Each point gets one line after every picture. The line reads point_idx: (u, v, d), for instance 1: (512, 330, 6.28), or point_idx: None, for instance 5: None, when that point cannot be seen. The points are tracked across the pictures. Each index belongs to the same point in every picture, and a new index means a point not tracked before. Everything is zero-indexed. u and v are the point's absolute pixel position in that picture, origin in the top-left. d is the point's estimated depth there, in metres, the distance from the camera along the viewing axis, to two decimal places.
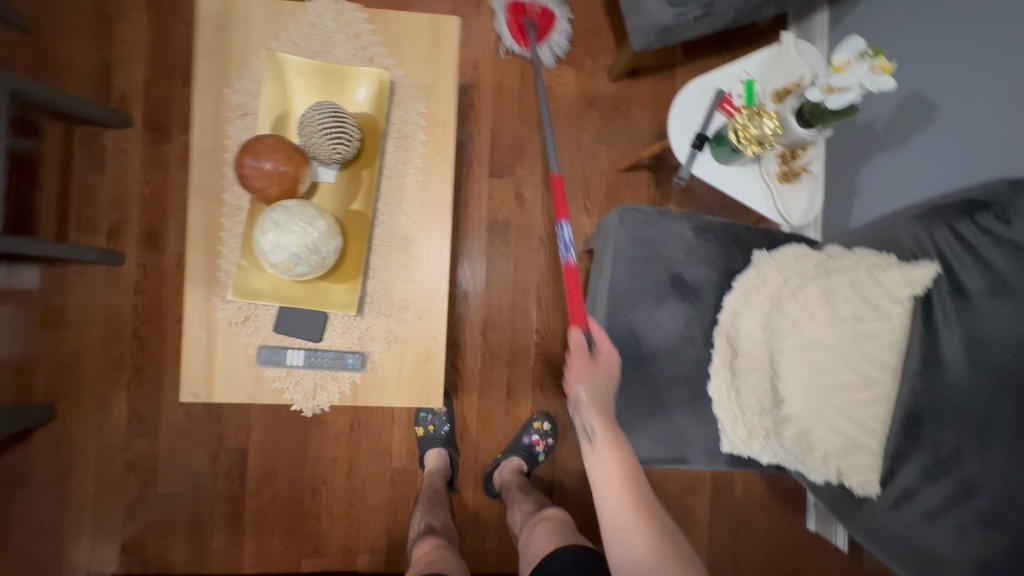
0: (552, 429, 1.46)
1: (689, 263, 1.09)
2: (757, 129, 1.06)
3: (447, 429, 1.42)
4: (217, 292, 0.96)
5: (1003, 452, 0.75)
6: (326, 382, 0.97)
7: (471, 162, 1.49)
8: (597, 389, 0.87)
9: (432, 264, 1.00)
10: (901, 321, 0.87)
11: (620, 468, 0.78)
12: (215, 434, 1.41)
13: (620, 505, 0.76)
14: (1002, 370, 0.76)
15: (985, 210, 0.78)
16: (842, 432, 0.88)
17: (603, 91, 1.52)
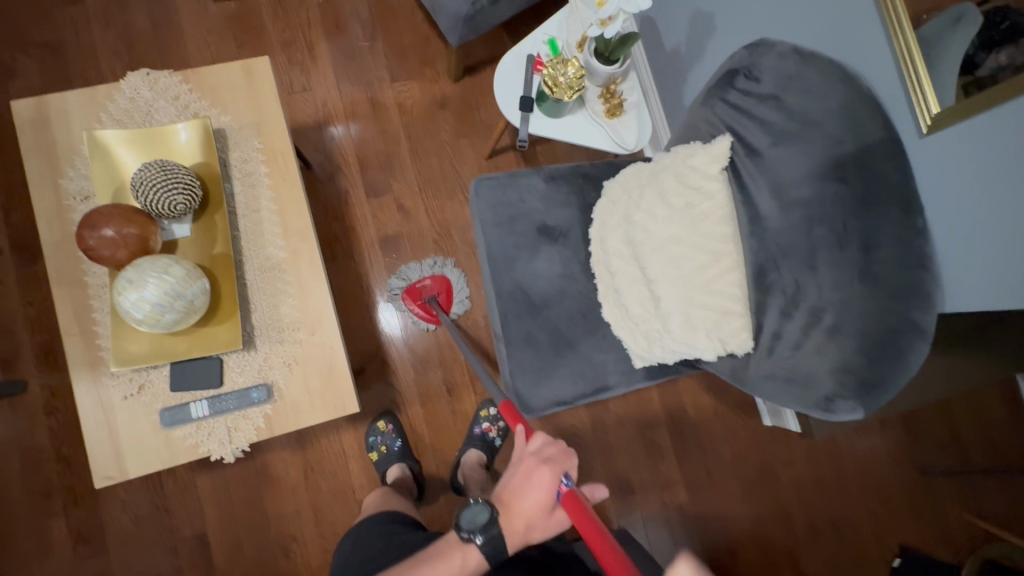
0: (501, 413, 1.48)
1: (550, 209, 1.17)
2: (564, 76, 1.16)
3: (400, 444, 1.42)
4: (103, 372, 0.96)
5: (829, 269, 0.84)
6: (238, 423, 0.99)
7: (346, 190, 1.57)
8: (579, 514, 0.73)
9: (310, 282, 1.04)
10: (723, 194, 0.97)
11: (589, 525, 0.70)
12: (169, 527, 1.39)
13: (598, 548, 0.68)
14: (806, 202, 0.86)
15: (738, 76, 0.90)
16: (712, 305, 0.98)
17: (450, 92, 1.63)
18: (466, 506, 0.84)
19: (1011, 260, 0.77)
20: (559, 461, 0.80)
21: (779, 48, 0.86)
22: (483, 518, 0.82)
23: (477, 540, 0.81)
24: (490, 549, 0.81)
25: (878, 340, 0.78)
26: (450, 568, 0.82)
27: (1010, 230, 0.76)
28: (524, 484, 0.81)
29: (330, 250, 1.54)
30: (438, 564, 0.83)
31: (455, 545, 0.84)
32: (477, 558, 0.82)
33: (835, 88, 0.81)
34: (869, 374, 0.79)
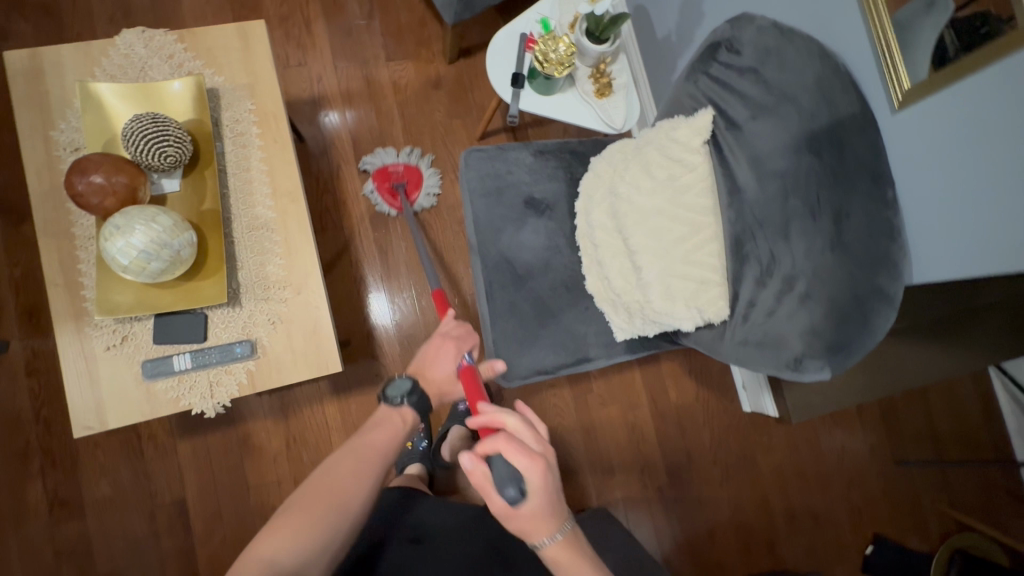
0: None
1: (538, 183, 1.19)
2: (555, 53, 1.18)
3: (424, 444, 1.42)
4: (87, 322, 0.97)
5: (802, 239, 0.86)
6: (220, 378, 0.99)
7: (338, 165, 1.58)
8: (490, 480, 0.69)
9: (297, 242, 1.05)
10: (705, 167, 1.00)
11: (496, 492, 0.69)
12: (148, 493, 1.39)
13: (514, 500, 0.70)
14: (782, 174, 0.88)
15: (720, 50, 0.93)
16: (691, 276, 1.01)
17: (445, 73, 1.65)
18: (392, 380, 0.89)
19: (973, 230, 0.80)
20: (465, 338, 0.95)
21: (759, 22, 0.89)
22: (409, 381, 0.88)
23: (405, 403, 0.86)
24: (419, 405, 0.87)
25: (844, 306, 0.81)
26: (393, 426, 0.84)
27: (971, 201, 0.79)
28: (439, 358, 0.93)
29: (320, 223, 1.55)
30: (380, 427, 0.84)
31: (390, 411, 0.86)
32: (413, 414, 0.87)
33: (809, 65, 0.84)
34: (835, 337, 0.82)
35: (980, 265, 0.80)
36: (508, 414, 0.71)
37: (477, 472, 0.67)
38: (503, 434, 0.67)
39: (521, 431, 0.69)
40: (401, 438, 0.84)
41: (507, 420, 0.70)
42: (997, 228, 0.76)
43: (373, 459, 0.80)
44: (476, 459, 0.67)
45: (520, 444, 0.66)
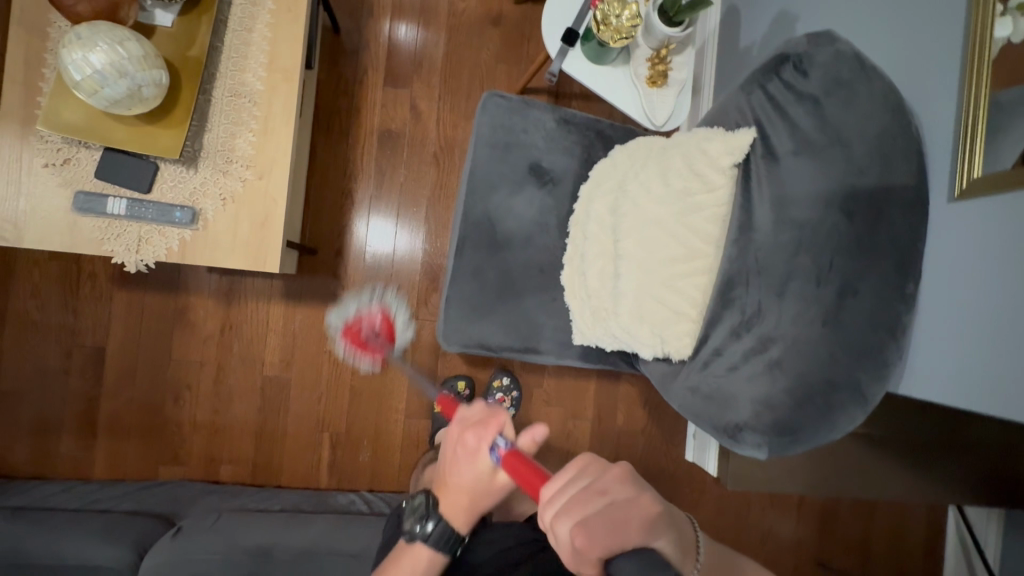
0: (513, 384, 1.48)
1: (550, 152, 1.09)
2: (616, 18, 1.05)
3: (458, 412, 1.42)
4: (32, 132, 0.90)
5: (796, 302, 0.77)
6: (151, 237, 0.93)
7: (366, 70, 1.48)
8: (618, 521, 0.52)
9: (275, 125, 0.97)
10: (725, 191, 0.88)
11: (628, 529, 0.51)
12: (72, 329, 1.36)
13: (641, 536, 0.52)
14: (802, 226, 0.78)
15: (786, 64, 0.80)
16: (667, 302, 0.91)
17: (508, 12, 1.52)
18: (409, 501, 0.81)
19: (971, 357, 0.72)
20: (484, 425, 0.69)
21: (839, 44, 0.75)
22: (423, 507, 0.78)
23: (426, 527, 0.77)
24: (439, 539, 0.77)
25: (811, 388, 0.73)
26: (411, 569, 0.77)
27: (982, 326, 0.70)
28: (460, 459, 0.72)
29: (327, 123, 1.46)
30: (396, 569, 0.77)
31: (406, 548, 0.77)
32: (432, 551, 0.77)
33: (880, 114, 0.72)
34: (789, 418, 0.74)
35: (962, 395, 0.73)
36: (551, 492, 0.55)
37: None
38: (569, 519, 0.51)
39: (579, 496, 0.53)
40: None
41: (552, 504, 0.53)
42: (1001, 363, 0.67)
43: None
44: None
45: (599, 519, 0.51)
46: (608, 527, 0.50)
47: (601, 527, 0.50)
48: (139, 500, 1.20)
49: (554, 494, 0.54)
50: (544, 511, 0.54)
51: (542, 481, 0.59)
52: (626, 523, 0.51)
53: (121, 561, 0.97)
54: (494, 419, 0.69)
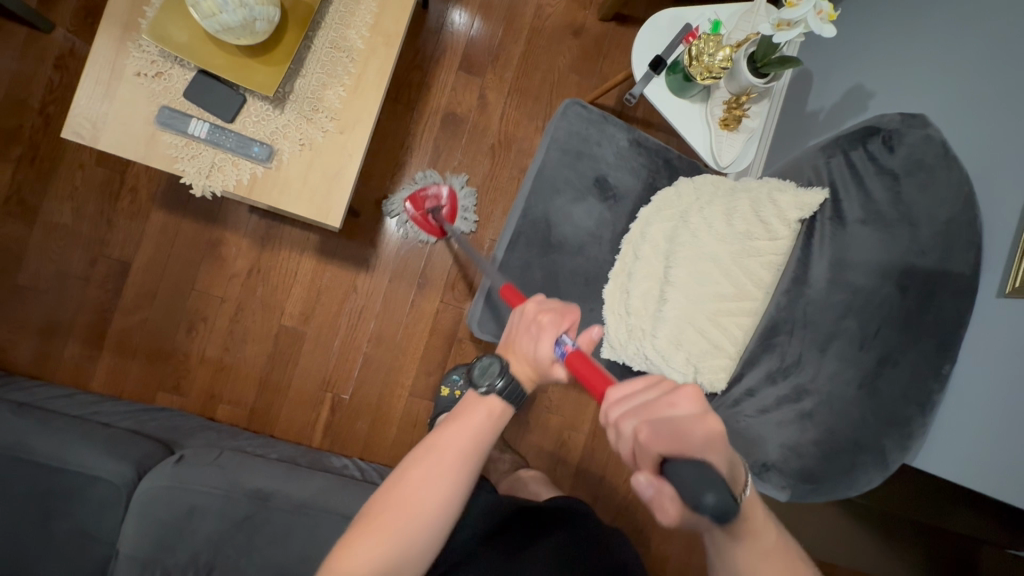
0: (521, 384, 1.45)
1: (618, 169, 1.11)
2: (710, 57, 1.09)
3: None
4: (133, 39, 0.91)
5: (836, 361, 0.80)
6: (224, 165, 0.94)
7: (443, 51, 1.50)
8: (670, 430, 0.57)
9: (366, 84, 0.98)
10: (786, 242, 0.93)
11: (678, 435, 0.56)
12: (101, 238, 1.35)
13: (702, 443, 0.56)
14: (856, 291, 0.82)
15: (875, 136, 0.83)
16: (707, 335, 0.96)
17: (590, 26, 1.56)
18: (476, 360, 0.73)
19: (992, 446, 0.76)
20: (559, 316, 0.70)
21: (931, 130, 0.78)
22: (498, 366, 0.71)
23: (498, 384, 0.70)
24: (510, 394, 0.70)
25: (838, 446, 0.76)
26: (477, 422, 0.70)
27: (1006, 418, 0.75)
28: (526, 335, 0.72)
29: (396, 93, 1.48)
30: (465, 418, 0.70)
31: (478, 399, 0.72)
32: (501, 403, 0.71)
33: (956, 201, 0.75)
34: (813, 468, 0.77)
35: (972, 479, 0.78)
36: (619, 393, 0.62)
37: (665, 494, 0.56)
38: (634, 418, 0.59)
39: (645, 402, 0.60)
40: (488, 433, 0.70)
41: (614, 409, 0.61)
42: (1019, 457, 0.73)
43: (465, 453, 0.68)
44: (655, 479, 0.56)
45: (660, 425, 0.57)
46: (669, 436, 0.57)
47: (662, 432, 0.57)
48: (139, 420, 1.18)
49: (620, 398, 0.61)
50: (611, 409, 0.62)
51: (605, 384, 0.66)
52: (689, 431, 0.56)
53: (119, 476, 0.96)
54: (570, 313, 0.70)
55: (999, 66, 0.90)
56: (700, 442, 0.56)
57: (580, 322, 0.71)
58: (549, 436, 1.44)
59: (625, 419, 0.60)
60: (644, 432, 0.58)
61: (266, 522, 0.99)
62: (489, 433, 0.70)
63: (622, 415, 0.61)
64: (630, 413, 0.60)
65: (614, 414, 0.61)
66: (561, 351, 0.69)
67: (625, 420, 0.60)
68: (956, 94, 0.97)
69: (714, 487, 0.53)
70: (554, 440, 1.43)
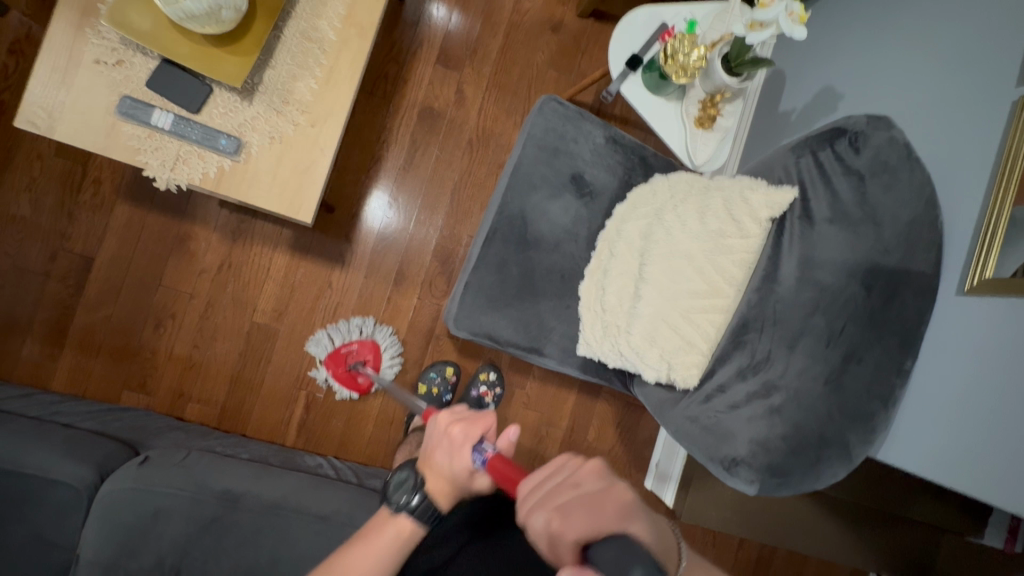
0: (499, 381, 1.46)
1: (594, 166, 1.11)
2: (684, 56, 1.10)
3: (447, 398, 1.41)
4: (92, 25, 0.87)
5: (804, 358, 0.82)
6: (190, 158, 0.91)
7: (421, 43, 1.48)
8: (583, 507, 0.55)
9: (337, 77, 0.96)
10: (757, 241, 0.93)
11: (593, 508, 0.54)
12: (61, 232, 1.29)
13: (620, 513, 0.54)
14: (823, 289, 0.84)
15: (842, 136, 0.84)
16: (681, 332, 0.96)
17: (568, 22, 1.55)
18: (392, 475, 0.81)
19: (951, 436, 0.79)
20: (473, 422, 0.73)
21: (894, 132, 0.81)
22: (410, 483, 0.78)
23: (411, 502, 0.77)
24: (421, 515, 0.76)
25: (805, 439, 0.79)
26: (381, 543, 0.76)
27: (963, 410, 0.78)
28: (441, 451, 0.75)
29: (372, 86, 1.45)
30: (370, 542, 0.76)
31: (387, 518, 0.78)
32: (413, 525, 0.77)
33: (915, 203, 0.79)
34: (781, 462, 0.79)
35: (931, 469, 0.81)
36: (531, 480, 0.62)
37: None
38: (543, 509, 0.57)
39: (554, 486, 0.60)
40: (394, 554, 0.77)
41: (526, 503, 0.60)
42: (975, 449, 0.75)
43: (383, 566, 0.75)
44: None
45: (569, 508, 0.56)
46: (587, 511, 0.54)
47: (568, 509, 0.55)
48: (103, 420, 1.14)
49: (531, 491, 0.61)
50: (523, 502, 0.60)
51: (522, 475, 0.67)
52: (598, 504, 0.55)
53: (80, 479, 0.92)
54: (482, 419, 0.73)
55: (960, 70, 0.93)
56: (610, 507, 0.55)
57: (496, 427, 0.75)
58: None
59: (534, 507, 0.58)
60: (564, 521, 0.54)
61: (236, 524, 0.97)
62: (395, 552, 0.77)
63: (530, 506, 0.59)
64: (540, 498, 0.59)
65: (524, 503, 0.60)
66: (476, 463, 0.71)
67: (535, 513, 0.58)
68: (920, 96, 0.99)
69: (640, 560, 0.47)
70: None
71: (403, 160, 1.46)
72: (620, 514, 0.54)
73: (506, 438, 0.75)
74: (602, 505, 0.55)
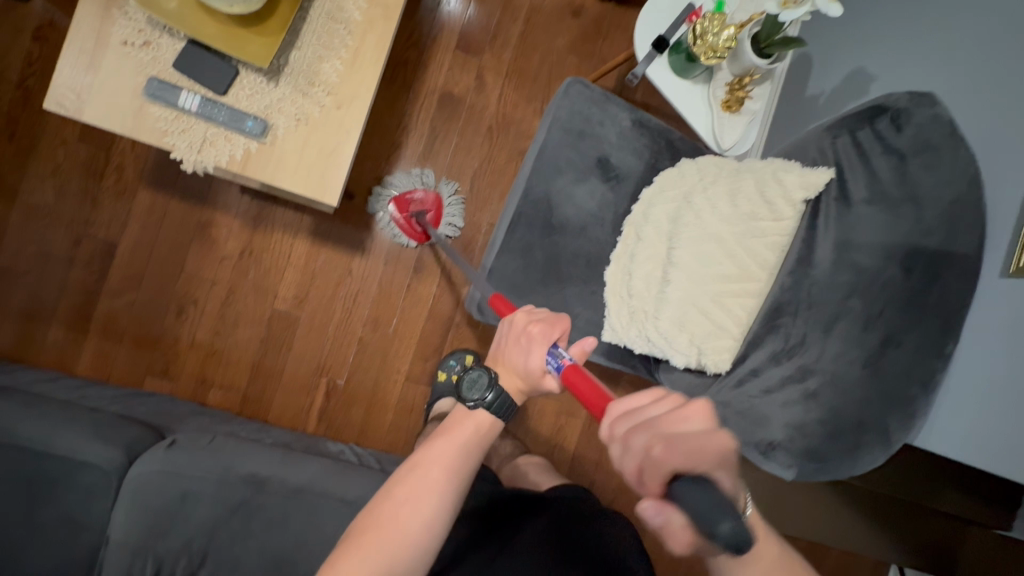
0: None
1: (620, 149, 1.10)
2: (714, 37, 1.08)
3: None
4: (119, 5, 0.87)
5: (841, 342, 0.80)
6: (217, 140, 0.90)
7: (440, 28, 1.46)
8: (684, 449, 0.52)
9: (363, 58, 0.95)
10: (791, 223, 0.91)
11: (695, 453, 0.52)
12: (85, 219, 1.30)
13: (717, 461, 0.53)
14: (860, 272, 0.82)
15: (882, 114, 0.82)
16: (711, 317, 0.94)
17: (589, 6, 1.53)
18: (465, 373, 0.74)
19: (993, 421, 0.78)
20: (551, 325, 0.71)
21: (938, 108, 0.77)
22: (486, 378, 0.72)
23: (487, 396, 0.71)
24: (499, 408, 0.71)
25: (842, 424, 0.77)
26: (462, 435, 0.71)
27: (1006, 394, 0.76)
28: (516, 348, 0.72)
29: (391, 72, 1.44)
30: (450, 433, 0.72)
31: (466, 415, 0.73)
32: (491, 418, 0.72)
33: (958, 181, 0.75)
34: (818, 446, 0.78)
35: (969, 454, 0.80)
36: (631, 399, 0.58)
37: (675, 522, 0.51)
38: (645, 433, 0.54)
39: (660, 414, 0.56)
40: (475, 448, 0.71)
41: (623, 422, 0.57)
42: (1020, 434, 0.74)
43: (461, 463, 0.70)
44: (661, 504, 0.52)
45: (675, 440, 0.53)
46: (692, 453, 0.52)
47: (674, 445, 0.53)
48: (129, 405, 1.14)
49: (628, 411, 0.57)
50: (617, 423, 0.57)
51: (603, 397, 0.64)
52: (704, 450, 0.53)
53: (109, 460, 0.93)
54: (559, 321, 0.72)
55: (1002, 48, 0.90)
56: (711, 457, 0.53)
57: (570, 333, 0.72)
58: (546, 421, 1.43)
59: (633, 431, 0.55)
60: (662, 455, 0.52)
61: (263, 507, 0.97)
62: (477, 448, 0.71)
63: (629, 427, 0.56)
64: (642, 426, 0.55)
65: (619, 420, 0.57)
66: (553, 366, 0.69)
67: (633, 436, 0.55)
68: (959, 75, 0.96)
69: (729, 516, 0.49)
70: (552, 425, 1.42)
71: (423, 147, 1.45)
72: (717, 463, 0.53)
73: (581, 347, 0.71)
74: (706, 455, 0.53)
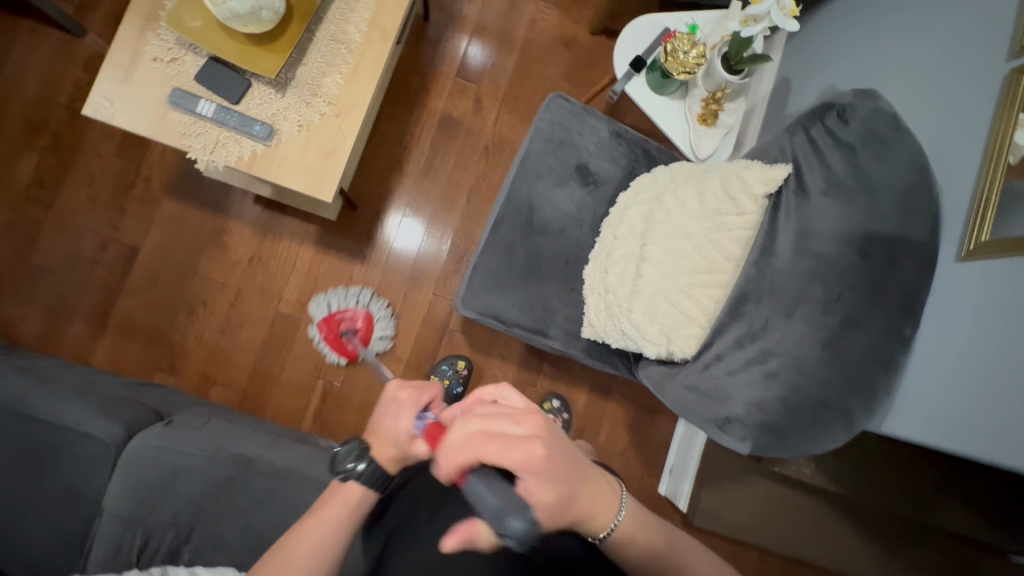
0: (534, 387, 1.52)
1: (598, 157, 1.17)
2: (683, 54, 1.18)
3: (458, 390, 1.46)
4: (153, 29, 1.01)
5: (802, 325, 0.82)
6: (228, 142, 1.01)
7: (442, 58, 1.60)
8: (495, 444, 0.60)
9: (361, 72, 1.06)
10: (754, 217, 0.96)
11: (508, 449, 0.59)
12: (112, 224, 1.42)
13: (529, 466, 0.60)
14: (821, 259, 0.84)
15: (831, 111, 0.88)
16: (679, 306, 0.97)
17: (581, 39, 1.66)
18: (339, 447, 0.77)
19: (963, 405, 0.78)
20: (422, 391, 0.73)
21: (879, 103, 0.84)
22: (356, 448, 0.75)
23: (358, 468, 0.73)
24: (371, 479, 0.73)
25: (802, 402, 0.79)
26: (332, 513, 0.73)
27: (973, 376, 0.77)
28: (387, 417, 0.73)
29: (397, 97, 1.57)
30: (320, 512, 0.73)
31: (338, 490, 0.75)
32: (362, 490, 0.74)
33: (906, 170, 0.81)
34: (777, 422, 0.80)
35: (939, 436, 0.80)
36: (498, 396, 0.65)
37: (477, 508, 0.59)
38: (476, 423, 0.61)
39: (504, 417, 0.62)
40: (344, 524, 0.73)
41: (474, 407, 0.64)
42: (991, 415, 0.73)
43: (324, 547, 0.71)
44: (461, 485, 0.59)
45: (496, 435, 0.60)
46: (498, 448, 0.59)
47: (496, 444, 0.59)
48: (135, 392, 1.21)
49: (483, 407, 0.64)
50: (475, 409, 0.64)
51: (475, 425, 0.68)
52: (512, 452, 0.59)
53: (109, 434, 0.99)
54: (429, 388, 0.73)
55: (950, 55, 0.96)
56: (522, 466, 0.60)
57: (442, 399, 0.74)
58: None
59: (470, 423, 0.62)
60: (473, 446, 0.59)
61: (248, 486, 1.01)
62: (345, 523, 0.73)
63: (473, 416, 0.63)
64: (483, 418, 0.62)
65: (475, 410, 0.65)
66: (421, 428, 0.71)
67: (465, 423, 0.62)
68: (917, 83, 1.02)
69: (520, 515, 0.58)
70: None
71: (424, 164, 1.56)
72: (532, 466, 0.60)
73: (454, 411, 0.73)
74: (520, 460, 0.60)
